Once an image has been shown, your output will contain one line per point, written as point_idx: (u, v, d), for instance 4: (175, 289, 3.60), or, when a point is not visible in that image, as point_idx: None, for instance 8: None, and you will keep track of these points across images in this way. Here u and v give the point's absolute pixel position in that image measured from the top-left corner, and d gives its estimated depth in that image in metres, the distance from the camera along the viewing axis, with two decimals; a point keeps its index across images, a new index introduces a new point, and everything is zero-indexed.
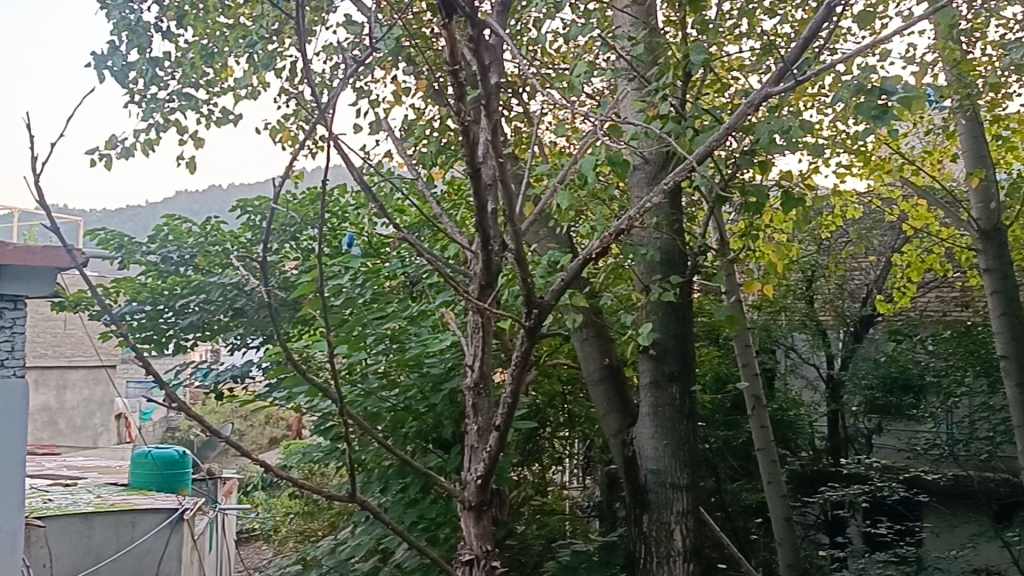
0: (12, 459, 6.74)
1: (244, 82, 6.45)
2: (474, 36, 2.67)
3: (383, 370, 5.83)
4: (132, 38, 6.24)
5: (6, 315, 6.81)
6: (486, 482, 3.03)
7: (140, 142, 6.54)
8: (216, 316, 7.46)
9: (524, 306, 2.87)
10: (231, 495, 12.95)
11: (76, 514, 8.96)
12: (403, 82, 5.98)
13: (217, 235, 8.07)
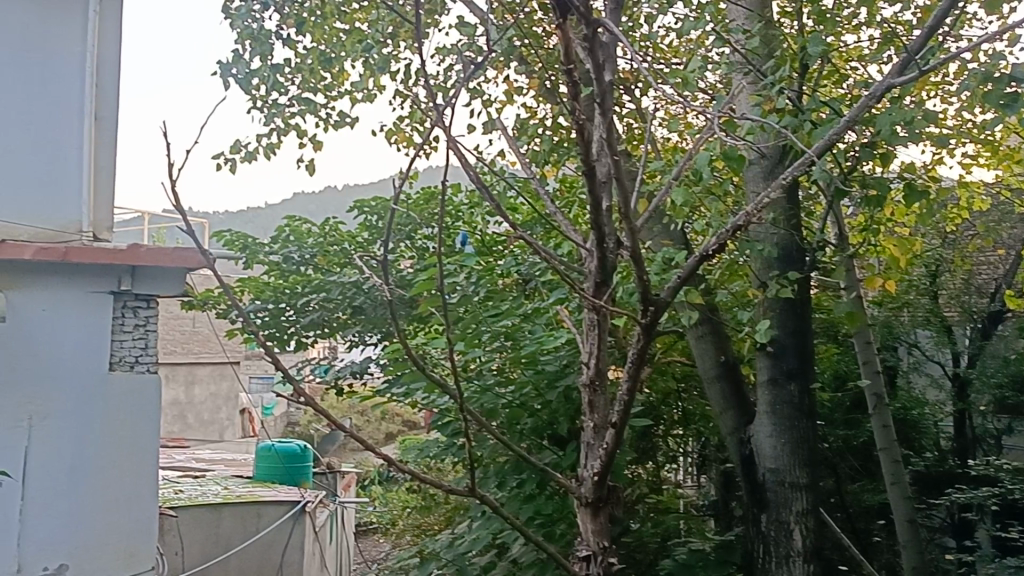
0: (146, 450, 7.10)
1: (361, 85, 6.62)
2: (589, 35, 2.71)
3: (498, 368, 5.90)
4: (256, 46, 6.49)
5: (140, 313, 7.19)
6: (604, 479, 3.05)
7: (263, 146, 6.78)
8: (336, 313, 7.66)
9: (641, 303, 2.87)
10: (351, 487, 13.25)
11: (207, 505, 9.37)
12: (515, 82, 6.04)
13: (336, 234, 8.27)
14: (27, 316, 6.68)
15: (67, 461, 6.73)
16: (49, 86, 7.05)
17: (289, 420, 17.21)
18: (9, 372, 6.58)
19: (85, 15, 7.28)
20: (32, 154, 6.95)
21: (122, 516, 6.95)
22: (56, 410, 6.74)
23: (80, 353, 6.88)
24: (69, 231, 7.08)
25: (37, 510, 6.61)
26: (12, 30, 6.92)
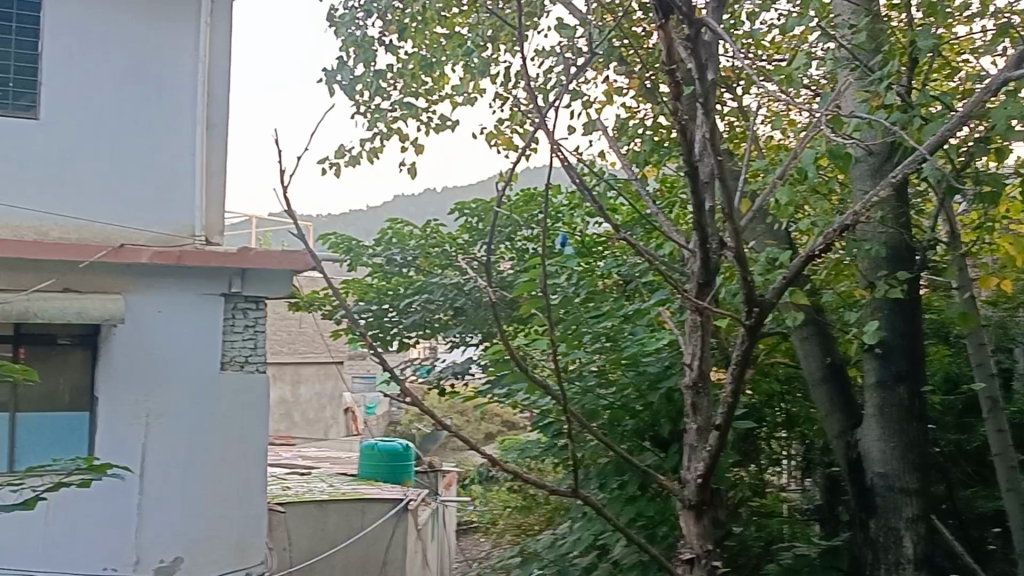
0: (256, 448, 7.25)
1: (461, 89, 6.70)
2: (691, 35, 2.70)
3: (599, 369, 5.90)
4: (359, 52, 6.61)
5: (249, 315, 7.33)
6: (708, 481, 3.03)
7: (366, 151, 6.91)
8: (437, 314, 7.76)
9: (745, 305, 2.86)
10: (452, 486, 13.39)
11: (313, 502, 9.61)
12: (615, 82, 6.04)
13: (437, 236, 8.38)
14: (144, 318, 6.97)
15: (181, 458, 7.00)
16: (163, 96, 7.31)
17: (392, 419, 17.48)
18: (127, 372, 6.89)
19: (198, 24, 7.46)
20: (146, 161, 7.24)
21: (233, 512, 7.14)
22: (171, 408, 7.01)
23: (193, 354, 7.12)
24: (181, 235, 7.32)
25: (153, 504, 6.91)
26: (129, 43, 7.23)
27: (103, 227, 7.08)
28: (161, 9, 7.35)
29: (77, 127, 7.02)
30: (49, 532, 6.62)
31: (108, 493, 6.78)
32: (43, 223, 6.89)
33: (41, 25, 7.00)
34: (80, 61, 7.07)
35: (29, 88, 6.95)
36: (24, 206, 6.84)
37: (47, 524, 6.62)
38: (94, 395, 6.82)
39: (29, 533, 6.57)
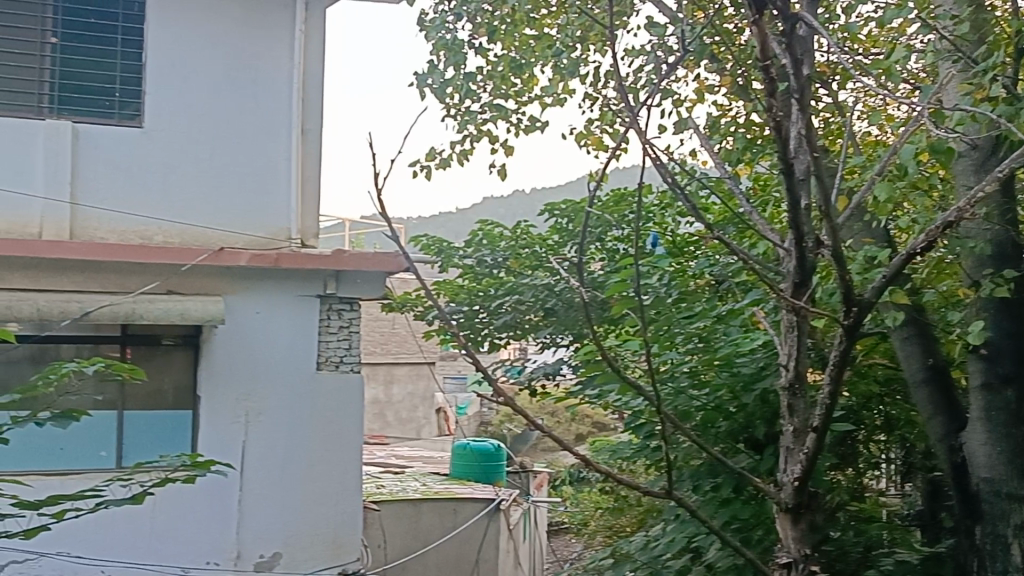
0: (351, 447, 7.35)
1: (551, 90, 6.71)
2: (786, 31, 2.65)
3: (691, 370, 5.78)
4: (450, 56, 6.67)
5: (344, 315, 7.45)
6: (805, 484, 2.99)
7: (457, 153, 6.97)
8: (528, 315, 7.79)
9: (843, 304, 2.82)
10: (543, 486, 13.40)
11: (406, 500, 9.69)
12: (707, 80, 5.98)
13: (527, 237, 8.39)
14: (243, 319, 7.16)
15: (279, 456, 7.17)
16: (260, 103, 7.49)
17: (482, 419, 17.57)
18: (227, 371, 7.08)
19: (293, 32, 7.60)
20: (245, 166, 7.42)
21: (329, 509, 7.26)
22: (270, 407, 7.17)
23: (291, 354, 7.27)
24: (279, 237, 7.49)
25: (253, 500, 7.09)
26: (227, 52, 7.43)
27: (205, 231, 7.29)
28: (258, 18, 7.53)
29: (180, 134, 7.25)
30: (155, 526, 6.85)
31: (209, 489, 6.97)
32: (148, 228, 7.14)
33: (144, 36, 7.25)
34: (182, 70, 7.29)
35: (134, 97, 7.22)
36: (131, 212, 7.11)
37: (153, 519, 6.85)
38: (197, 393, 7.04)
39: (137, 527, 6.81)
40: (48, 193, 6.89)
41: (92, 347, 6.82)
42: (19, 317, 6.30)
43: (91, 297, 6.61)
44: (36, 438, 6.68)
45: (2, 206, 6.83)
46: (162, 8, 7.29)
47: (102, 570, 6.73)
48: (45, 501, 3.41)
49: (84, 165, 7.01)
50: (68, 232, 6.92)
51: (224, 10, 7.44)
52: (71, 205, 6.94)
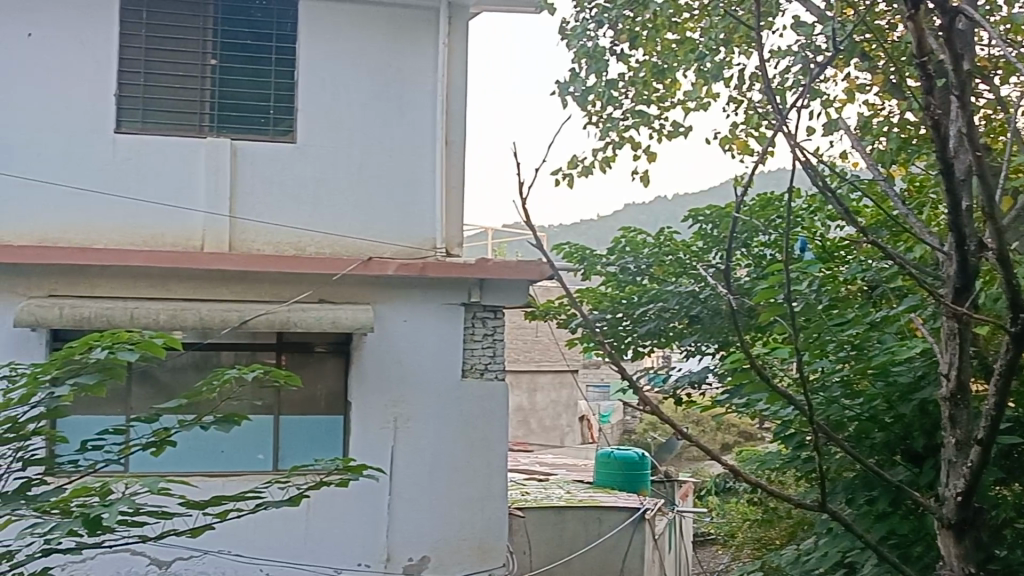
0: (496, 454, 7.40)
1: (693, 95, 6.63)
2: (944, 26, 2.54)
3: (844, 379, 5.59)
4: (591, 64, 6.67)
5: (488, 323, 7.52)
6: (968, 500, 2.85)
7: (599, 160, 6.96)
8: (671, 322, 7.69)
9: (1011, 311, 2.65)
10: (688, 496, 13.20)
11: (552, 507, 9.75)
12: (857, 79, 5.79)
13: (671, 244, 8.28)
14: (392, 328, 7.33)
15: (427, 461, 7.30)
16: (405, 116, 7.66)
17: (625, 427, 17.46)
18: (376, 378, 7.27)
19: (436, 45, 7.72)
20: (392, 178, 7.61)
21: (475, 515, 7.34)
22: (417, 414, 7.32)
23: (437, 362, 7.39)
24: (425, 247, 7.64)
25: (402, 504, 7.25)
26: (374, 67, 7.63)
27: (355, 242, 7.51)
28: (403, 33, 7.69)
29: (330, 149, 7.50)
30: (310, 527, 7.09)
31: (361, 492, 7.18)
32: (301, 240, 7.42)
33: (296, 56, 7.53)
34: (331, 86, 7.54)
35: (287, 114, 7.50)
36: (285, 224, 7.39)
37: (308, 520, 7.09)
38: (348, 399, 7.26)
39: (292, 528, 7.07)
40: (209, 208, 7.24)
41: (250, 354, 7.14)
42: (184, 325, 6.63)
43: (249, 307, 6.90)
44: (200, 441, 7.04)
45: (168, 220, 7.22)
46: (312, 27, 7.55)
47: (261, 569, 7.01)
48: (210, 501, 3.56)
49: (243, 181, 7.33)
50: (227, 244, 7.26)
51: (371, 26, 7.63)
52: (230, 218, 7.27)
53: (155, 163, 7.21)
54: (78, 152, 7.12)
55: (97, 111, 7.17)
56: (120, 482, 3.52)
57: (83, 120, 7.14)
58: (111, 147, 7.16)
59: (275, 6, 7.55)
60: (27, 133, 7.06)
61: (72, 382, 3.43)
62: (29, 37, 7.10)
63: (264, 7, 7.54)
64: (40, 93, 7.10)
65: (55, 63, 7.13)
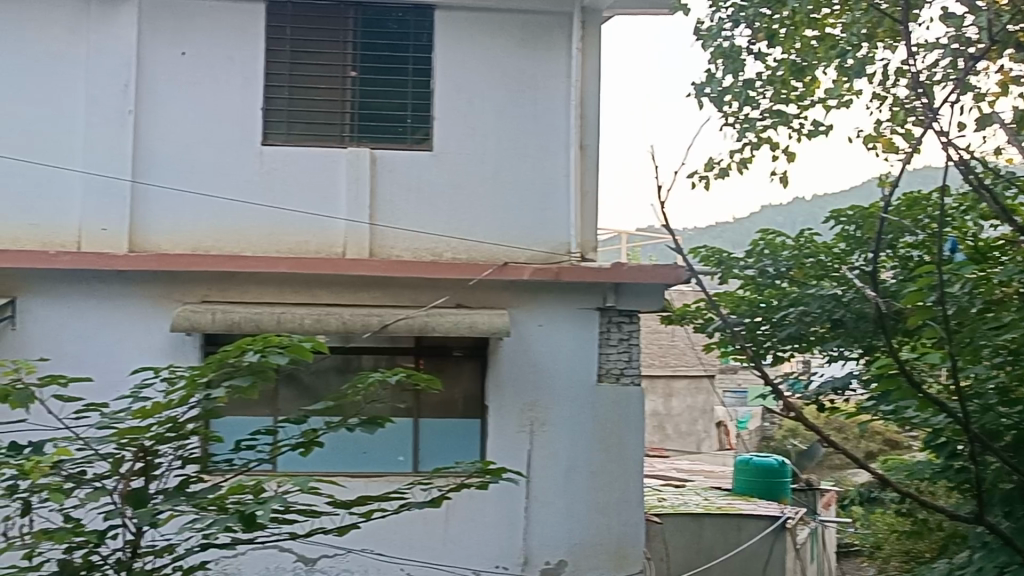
0: (633, 459, 7.35)
1: (834, 92, 6.44)
2: None
3: (1002, 387, 5.36)
4: (728, 64, 6.56)
5: (623, 328, 7.47)
6: None
7: (736, 161, 6.83)
8: (813, 327, 7.47)
9: None
10: (831, 505, 12.81)
11: (689, 514, 9.67)
12: (1012, 71, 5.52)
13: (812, 246, 8.05)
14: (527, 332, 7.38)
15: (564, 465, 7.32)
16: (539, 123, 7.71)
17: (763, 434, 17.07)
18: (513, 382, 7.34)
19: (570, 51, 7.74)
20: (527, 184, 7.67)
21: (612, 519, 7.32)
22: (553, 418, 7.35)
23: (573, 366, 7.40)
24: (560, 252, 7.66)
25: (538, 507, 7.29)
26: (509, 75, 7.70)
27: (491, 247, 7.59)
28: (537, 39, 7.73)
29: (466, 155, 7.61)
30: (449, 529, 7.21)
31: (498, 495, 7.25)
32: (439, 246, 7.55)
33: (433, 65, 7.67)
34: (467, 94, 7.65)
35: (424, 122, 7.66)
36: (423, 231, 7.53)
37: (447, 522, 7.21)
38: (485, 403, 7.35)
39: (431, 529, 7.19)
40: (350, 216, 7.45)
41: (390, 358, 7.31)
42: (327, 329, 6.83)
43: (388, 311, 7.05)
44: (344, 442, 7.25)
45: (312, 228, 7.46)
46: (448, 38, 7.67)
47: (402, 569, 7.16)
48: (356, 501, 3.65)
49: (382, 189, 7.53)
50: (368, 250, 7.45)
51: (505, 33, 7.70)
52: (370, 225, 7.46)
53: (299, 173, 7.47)
54: (228, 162, 7.42)
55: (245, 123, 7.46)
56: (271, 480, 3.65)
57: (232, 131, 7.44)
58: (258, 157, 7.44)
59: (412, 17, 7.72)
60: (182, 147, 7.40)
61: (226, 384, 3.59)
62: (182, 56, 7.43)
63: (402, 19, 7.72)
64: (192, 109, 7.43)
65: (206, 79, 7.44)
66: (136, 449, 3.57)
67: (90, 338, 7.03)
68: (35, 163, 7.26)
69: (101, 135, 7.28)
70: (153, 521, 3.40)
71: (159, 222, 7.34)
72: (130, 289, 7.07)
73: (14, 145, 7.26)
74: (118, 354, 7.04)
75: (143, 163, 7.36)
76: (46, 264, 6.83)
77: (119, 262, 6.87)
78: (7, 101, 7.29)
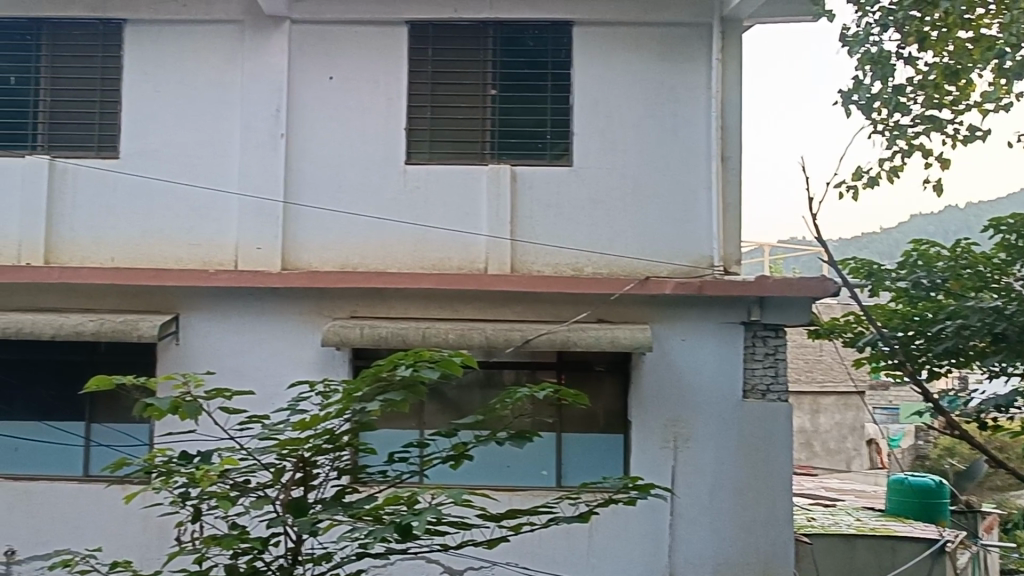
0: (780, 477, 7.17)
1: (991, 95, 6.15)
2: None
3: None
4: (877, 70, 6.36)
5: (769, 342, 7.32)
6: None
7: (886, 169, 6.60)
8: (972, 341, 7.13)
9: None
10: (994, 529, 12.18)
11: (841, 535, 9.33)
12: None
13: (969, 257, 7.71)
14: (670, 347, 7.31)
15: (709, 482, 7.21)
16: (680, 136, 7.64)
17: (917, 452, 16.37)
18: (655, 397, 7.28)
19: (710, 63, 7.65)
20: (667, 197, 7.61)
21: (760, 538, 7.15)
22: (698, 434, 7.25)
23: (716, 381, 7.29)
24: (702, 266, 7.57)
25: (683, 524, 7.19)
26: (648, 89, 7.67)
27: (632, 262, 7.56)
28: (676, 52, 7.67)
29: (607, 170, 7.62)
30: (592, 544, 7.19)
31: (642, 511, 7.19)
32: (580, 261, 7.56)
33: (571, 81, 7.71)
34: (606, 109, 7.66)
35: (564, 138, 7.70)
36: (564, 247, 7.57)
37: (591, 536, 7.20)
38: (628, 418, 7.32)
39: (575, 544, 7.19)
40: (493, 232, 7.55)
41: (531, 373, 7.36)
42: (470, 344, 6.91)
43: (530, 326, 7.09)
44: (490, 456, 7.35)
45: (455, 245, 7.59)
46: (587, 53, 7.70)
47: None
48: (506, 514, 3.67)
49: (523, 206, 7.61)
50: (509, 266, 7.53)
51: (644, 48, 7.68)
52: (512, 241, 7.54)
53: (442, 190, 7.62)
54: (374, 182, 7.64)
55: (389, 143, 7.66)
56: (425, 493, 3.70)
57: (377, 151, 7.66)
58: (402, 176, 7.63)
59: (550, 34, 7.77)
60: (330, 168, 7.66)
61: (380, 398, 3.64)
62: (330, 80, 7.69)
63: (539, 36, 7.78)
64: (339, 132, 7.68)
65: (352, 103, 7.68)
66: (295, 460, 3.69)
67: (248, 353, 7.34)
68: (196, 187, 7.65)
69: (256, 159, 7.60)
70: (312, 530, 3.51)
71: (310, 241, 7.61)
72: (285, 306, 7.35)
73: (177, 170, 7.67)
74: (273, 368, 7.32)
75: (295, 185, 7.65)
76: (206, 283, 7.18)
77: (273, 279, 7.16)
78: (171, 129, 7.71)
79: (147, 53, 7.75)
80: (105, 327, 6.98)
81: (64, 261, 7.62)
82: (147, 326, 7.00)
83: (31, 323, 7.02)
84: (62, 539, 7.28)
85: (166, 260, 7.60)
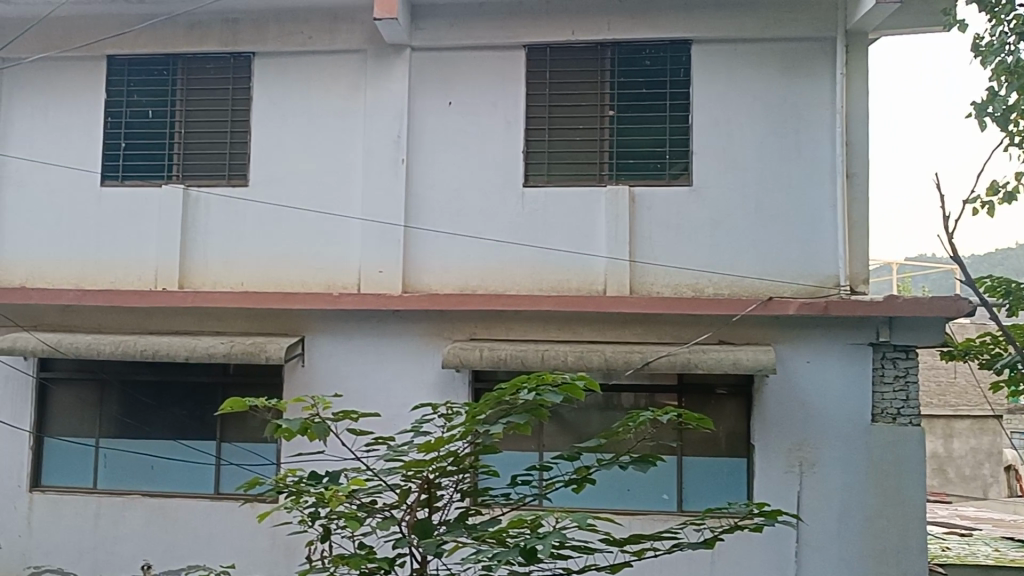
0: (913, 504, 6.85)
1: None
2: None
3: None
4: (1013, 80, 6.09)
5: (899, 365, 7.03)
6: None
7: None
8: None
9: None
10: None
11: (976, 567, 8.89)
12: None
13: None
14: (793, 369, 7.14)
15: (836, 508, 7.00)
16: (803, 153, 7.48)
17: None
18: (779, 420, 7.13)
19: (834, 77, 7.46)
20: (790, 215, 7.45)
21: (892, 569, 6.85)
22: (824, 458, 7.05)
23: (843, 404, 7.07)
24: (828, 285, 7.36)
25: (811, 552, 7.00)
26: (769, 105, 7.54)
27: (754, 282, 7.42)
28: (799, 68, 7.52)
29: (727, 188, 7.51)
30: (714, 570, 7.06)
31: (766, 539, 7.02)
32: (700, 281, 7.46)
33: (690, 101, 7.66)
34: (726, 127, 7.56)
35: (682, 157, 7.63)
36: (683, 267, 7.48)
37: (712, 563, 7.06)
38: (751, 442, 7.18)
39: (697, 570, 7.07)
40: (612, 253, 7.48)
41: (650, 396, 7.30)
42: (589, 365, 6.88)
43: (650, 348, 7.02)
44: (609, 478, 7.32)
45: (574, 266, 7.58)
46: (706, 72, 7.62)
47: None
48: (628, 539, 3.57)
49: (642, 227, 7.57)
50: (629, 287, 7.47)
51: (765, 65, 7.56)
52: (631, 262, 7.49)
53: (561, 212, 7.63)
54: (494, 205, 7.71)
55: (508, 166, 7.72)
56: (548, 516, 3.65)
57: (495, 174, 7.73)
58: (521, 199, 7.68)
59: (668, 54, 7.72)
60: (450, 192, 7.77)
61: (502, 421, 3.63)
62: (449, 105, 7.82)
63: (656, 56, 7.73)
64: (459, 156, 7.79)
65: (471, 127, 7.79)
66: (420, 482, 3.74)
67: (370, 375, 7.48)
68: (322, 212, 7.86)
69: (378, 184, 7.77)
70: (437, 551, 3.53)
71: (431, 264, 7.72)
72: (407, 328, 7.47)
73: (302, 197, 7.90)
74: (394, 389, 7.44)
75: (416, 209, 7.79)
76: (330, 305, 7.35)
77: (395, 302, 7.28)
78: (298, 156, 7.95)
79: (275, 84, 8.03)
80: (235, 349, 7.22)
81: (197, 285, 7.92)
82: (274, 348, 7.20)
83: (167, 345, 7.31)
84: (195, 553, 7.52)
85: (293, 284, 7.82)
